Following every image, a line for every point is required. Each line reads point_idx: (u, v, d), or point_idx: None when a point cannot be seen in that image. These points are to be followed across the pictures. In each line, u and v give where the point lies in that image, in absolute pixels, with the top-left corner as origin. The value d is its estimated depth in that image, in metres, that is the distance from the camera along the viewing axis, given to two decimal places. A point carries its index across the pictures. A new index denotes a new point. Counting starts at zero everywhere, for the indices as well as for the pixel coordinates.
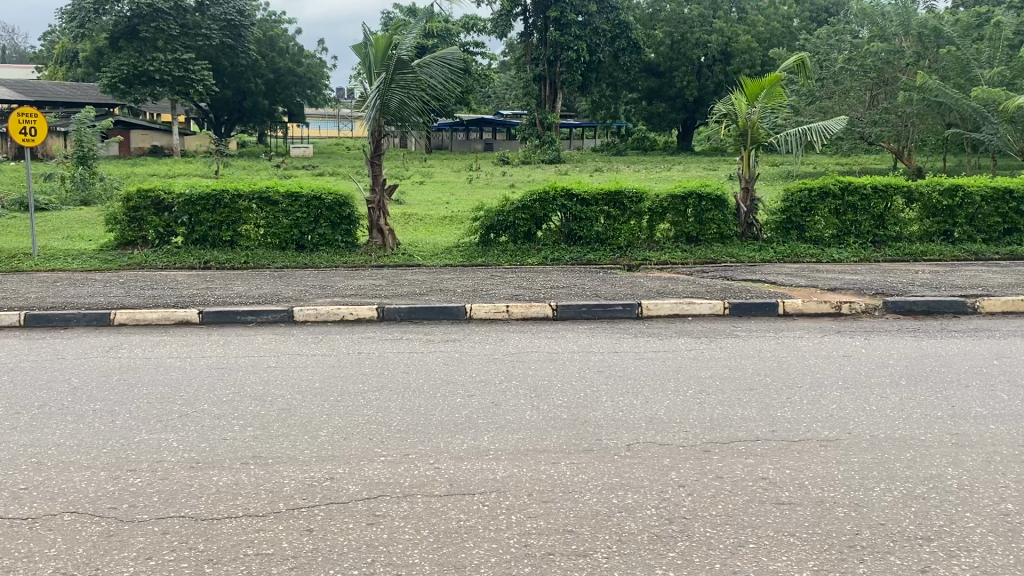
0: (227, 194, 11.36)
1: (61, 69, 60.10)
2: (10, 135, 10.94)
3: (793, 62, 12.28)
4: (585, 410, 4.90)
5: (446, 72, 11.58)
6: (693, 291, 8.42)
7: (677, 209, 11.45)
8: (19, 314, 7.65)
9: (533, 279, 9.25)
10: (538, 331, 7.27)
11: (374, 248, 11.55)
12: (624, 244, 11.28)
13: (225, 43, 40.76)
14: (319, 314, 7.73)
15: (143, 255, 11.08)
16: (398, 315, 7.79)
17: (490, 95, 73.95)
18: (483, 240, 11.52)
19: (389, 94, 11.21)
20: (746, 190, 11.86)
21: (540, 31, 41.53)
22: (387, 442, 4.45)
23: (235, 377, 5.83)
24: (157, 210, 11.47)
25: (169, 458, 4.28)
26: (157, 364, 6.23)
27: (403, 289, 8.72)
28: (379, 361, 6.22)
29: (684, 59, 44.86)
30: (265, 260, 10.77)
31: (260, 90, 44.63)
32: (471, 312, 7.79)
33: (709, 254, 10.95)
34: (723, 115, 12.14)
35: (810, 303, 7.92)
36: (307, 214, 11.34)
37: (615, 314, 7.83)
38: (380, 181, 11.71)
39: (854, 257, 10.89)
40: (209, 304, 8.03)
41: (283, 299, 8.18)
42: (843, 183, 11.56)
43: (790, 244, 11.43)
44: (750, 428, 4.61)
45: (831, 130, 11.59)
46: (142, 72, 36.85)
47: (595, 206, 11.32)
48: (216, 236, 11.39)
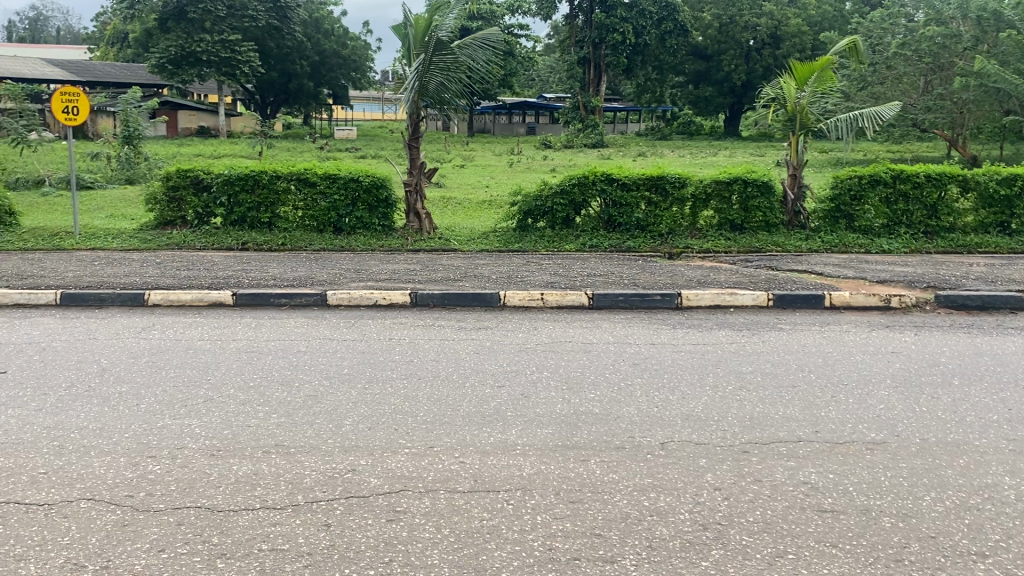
0: (265, 174, 11.30)
1: (112, 50, 60.99)
2: (53, 114, 11.01)
3: (847, 43, 11.80)
4: (619, 405, 4.71)
5: (488, 54, 11.35)
6: (735, 281, 8.16)
7: (721, 195, 11.15)
8: (55, 293, 7.67)
9: (571, 267, 9.06)
10: (573, 320, 7.09)
11: (411, 232, 11.43)
12: (665, 231, 11.02)
13: (271, 24, 41.01)
14: (351, 299, 7.64)
15: (182, 235, 11.10)
16: (431, 301, 7.67)
17: (534, 79, 73.45)
18: (521, 225, 11.37)
19: (428, 76, 11.05)
20: (794, 177, 11.50)
21: (586, 12, 41.04)
22: (412, 432, 4.32)
23: (263, 361, 5.74)
24: (196, 190, 11.48)
25: (191, 445, 4.19)
26: (189, 347, 6.17)
27: (438, 274, 8.59)
28: (410, 348, 6.10)
29: (732, 42, 44.02)
30: (302, 242, 10.73)
31: (305, 71, 44.79)
32: (505, 299, 7.64)
33: (753, 243, 10.64)
34: (771, 99, 11.76)
35: (857, 296, 7.62)
36: (344, 197, 11.26)
37: (653, 304, 7.62)
38: (418, 164, 11.56)
39: (904, 249, 10.50)
40: (243, 285, 7.98)
41: (317, 283, 8.09)
42: (895, 170, 11.14)
43: (839, 233, 11.07)
44: (791, 428, 4.40)
45: (885, 115, 11.16)
46: (189, 53, 37.19)
47: (636, 191, 11.06)
48: (254, 217, 11.38)
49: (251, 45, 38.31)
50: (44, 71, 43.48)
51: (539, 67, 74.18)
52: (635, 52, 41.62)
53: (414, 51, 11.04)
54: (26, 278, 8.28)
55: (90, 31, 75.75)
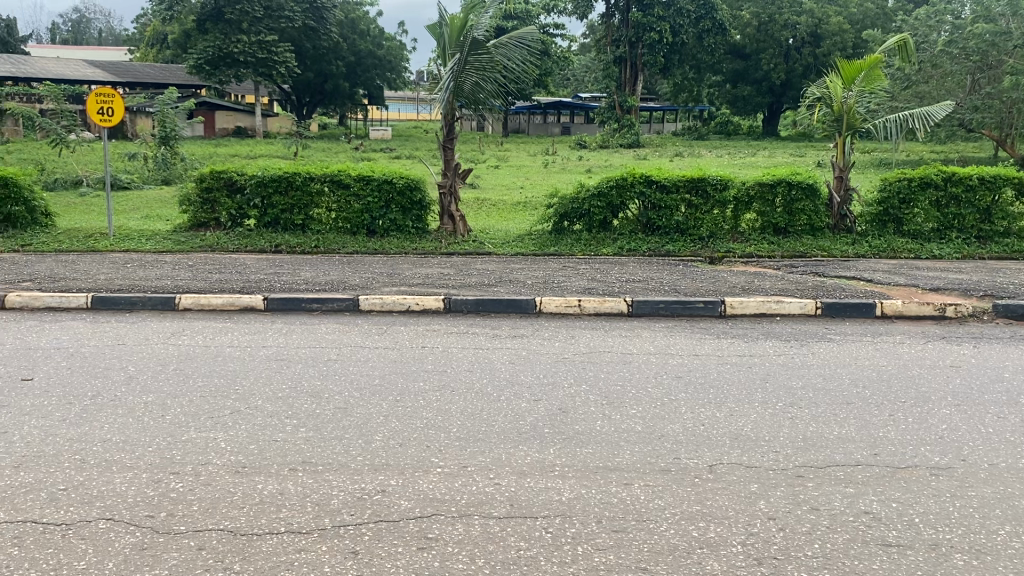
0: (299, 176, 11.20)
1: (152, 51, 61.85)
2: (88, 115, 11.00)
3: (897, 41, 11.39)
4: (662, 422, 4.48)
5: (524, 54, 11.16)
6: (781, 289, 7.86)
7: (764, 198, 10.84)
8: (86, 296, 7.59)
9: (609, 272, 8.81)
10: (612, 328, 6.85)
11: (446, 234, 11.26)
12: (706, 234, 10.74)
13: (307, 24, 41.24)
14: (384, 304, 7.46)
15: (215, 237, 11.03)
16: (465, 307, 7.47)
17: (569, 79, 73.13)
18: (557, 228, 11.15)
19: (463, 76, 10.87)
20: (840, 179, 11.15)
21: (622, 11, 40.66)
22: (446, 450, 4.12)
23: (294, 370, 5.57)
24: (230, 192, 11.39)
25: (215, 460, 4.03)
26: (219, 354, 6.03)
27: (472, 279, 8.39)
28: (445, 357, 5.90)
29: (771, 41, 43.42)
30: (335, 244, 10.61)
31: (341, 71, 44.94)
32: (541, 306, 7.42)
33: (797, 247, 10.32)
34: (817, 99, 11.39)
35: (910, 305, 7.28)
36: (377, 199, 11.12)
37: (695, 312, 7.36)
38: (453, 165, 11.38)
39: (956, 254, 10.12)
40: (274, 290, 7.84)
41: (350, 287, 7.93)
42: (946, 173, 10.74)
43: (887, 237, 10.70)
44: (848, 451, 4.12)
45: (937, 115, 10.75)
46: (227, 54, 37.49)
47: (676, 194, 10.78)
48: (288, 219, 11.27)
49: (288, 46, 38.51)
50: (86, 72, 44.15)
51: (575, 66, 73.72)
52: (672, 51, 41.23)
53: (449, 51, 10.86)
54: (58, 281, 8.23)
55: (133, 33, 76.90)
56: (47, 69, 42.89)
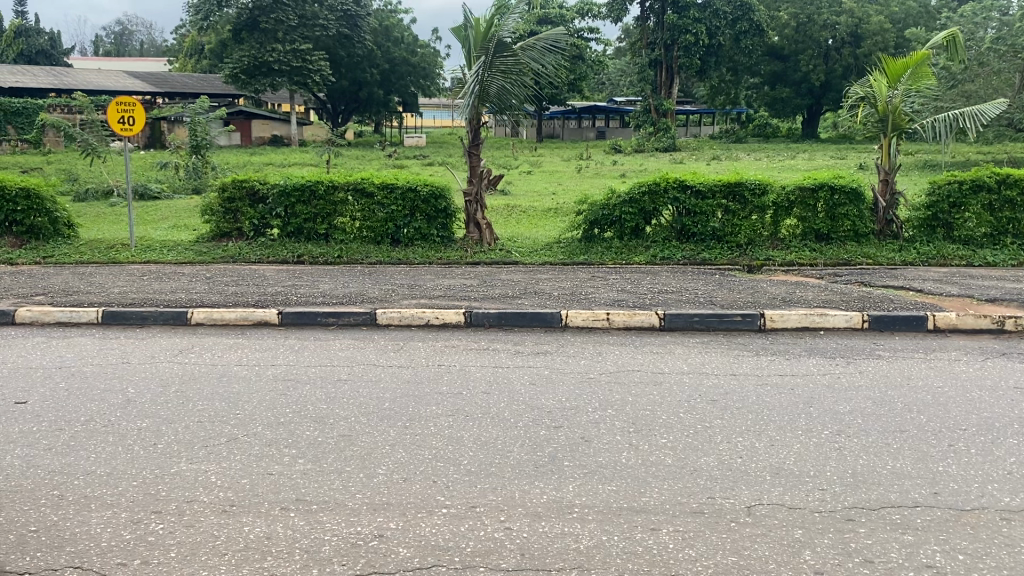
0: (322, 185, 10.90)
1: (191, 61, 62.71)
2: (109, 125, 10.85)
3: (946, 37, 10.78)
4: (695, 454, 4.07)
5: (551, 55, 10.75)
6: (824, 300, 7.37)
7: (805, 203, 10.35)
8: (97, 311, 7.36)
9: (639, 282, 8.39)
10: (642, 344, 6.43)
11: (471, 243, 10.91)
12: (743, 241, 10.27)
13: (341, 32, 41.27)
14: (402, 318, 7.11)
15: (238, 247, 10.79)
16: (487, 321, 7.10)
17: (604, 83, 72.81)
18: (586, 236, 10.74)
19: (489, 80, 10.51)
20: (885, 182, 10.60)
21: (658, 14, 40.19)
22: (453, 487, 3.73)
23: (300, 392, 5.22)
24: (252, 201, 11.14)
25: (202, 498, 3.69)
26: (224, 374, 5.70)
27: (496, 290, 8.03)
28: (462, 376, 5.52)
29: (811, 42, 42.67)
30: (358, 255, 10.32)
31: (375, 79, 44.97)
32: (567, 319, 7.02)
33: (841, 255, 9.82)
34: (860, 98, 10.82)
35: (965, 318, 6.76)
36: (402, 207, 10.80)
37: (732, 326, 6.91)
38: (479, 172, 11.03)
39: (1011, 262, 9.59)
40: (290, 303, 7.54)
41: (367, 300, 7.59)
42: (1000, 175, 10.16)
43: (936, 244, 10.13)
44: (904, 489, 3.66)
45: (990, 114, 10.15)
46: (262, 63, 37.72)
47: (712, 200, 10.32)
48: (311, 228, 10.98)
49: (322, 54, 38.62)
50: (126, 83, 44.74)
51: (609, 70, 73.29)
52: (709, 54, 40.67)
53: (474, 55, 10.50)
54: (71, 295, 8.02)
55: (173, 44, 78.10)
56: (88, 80, 43.54)
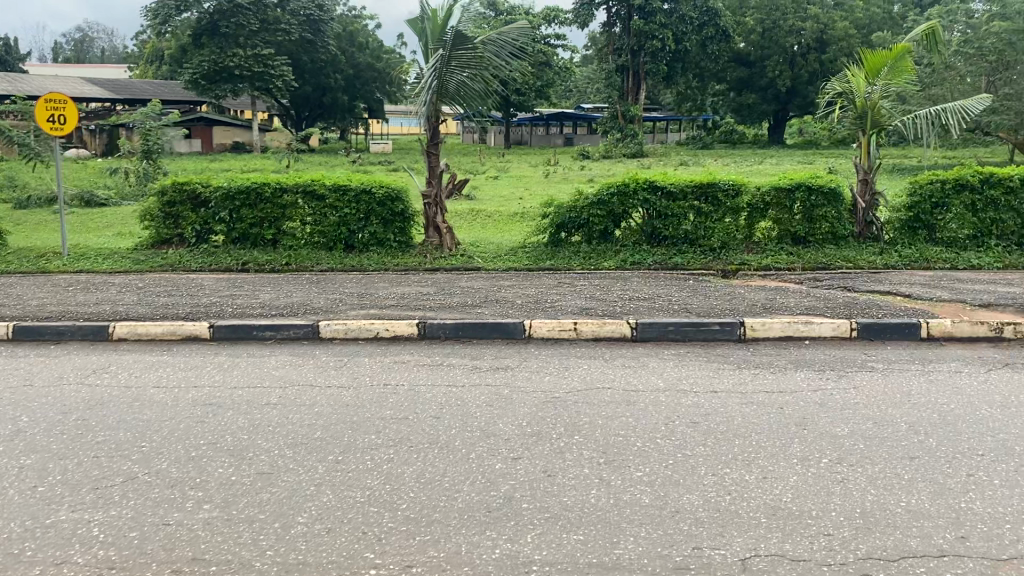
0: (269, 187, 10.19)
1: (151, 67, 61.47)
2: (37, 123, 10.04)
3: (925, 30, 10.28)
4: (675, 492, 3.45)
5: (513, 49, 10.13)
6: (807, 307, 6.82)
7: (780, 203, 9.83)
8: (7, 326, 6.61)
9: (608, 289, 7.79)
10: (612, 356, 5.84)
11: (431, 248, 10.25)
12: (717, 244, 9.73)
13: (304, 37, 40.47)
14: (349, 330, 6.44)
15: (178, 255, 10.05)
16: (443, 333, 6.45)
17: (571, 90, 72.57)
18: (553, 240, 10.16)
19: (447, 75, 9.85)
20: (864, 183, 10.10)
21: (624, 20, 39.86)
22: (386, 540, 3.08)
23: (220, 420, 4.52)
24: (194, 205, 10.39)
25: (76, 558, 2.99)
26: (137, 398, 4.98)
27: (455, 298, 7.38)
28: (408, 398, 4.85)
29: (777, 48, 42.61)
30: (308, 262, 9.64)
31: (340, 84, 44.17)
32: (530, 330, 6.39)
33: (819, 258, 9.32)
34: (838, 95, 10.39)
35: (960, 325, 6.24)
36: (356, 210, 10.11)
37: (710, 336, 6.32)
38: (438, 174, 10.39)
39: (996, 264, 9.14)
40: (224, 315, 6.84)
41: (311, 310, 6.91)
42: (982, 173, 9.69)
43: (919, 247, 9.65)
44: (925, 533, 3.07)
45: (973, 110, 9.66)
46: (223, 68, 36.85)
47: (683, 201, 9.79)
48: (257, 234, 10.26)
49: (284, 59, 37.73)
50: (82, 90, 43.52)
51: (576, 76, 73.00)
52: (676, 59, 40.45)
53: (431, 48, 9.85)
54: None
55: (135, 51, 76.57)
56: (42, 87, 42.28)
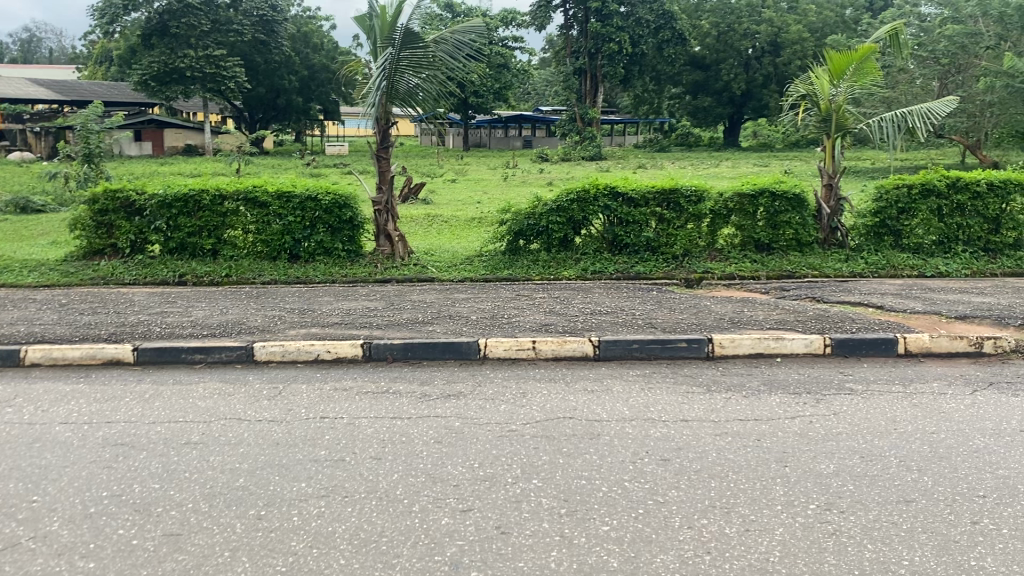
0: (207, 194, 9.59)
1: (100, 68, 59.88)
2: None
3: (889, 31, 9.99)
4: (647, 553, 3.00)
5: (466, 48, 9.65)
6: (778, 320, 6.43)
7: (744, 210, 9.49)
8: None
9: (568, 301, 7.35)
10: (572, 379, 5.40)
11: (382, 258, 9.74)
12: (680, 252, 9.34)
13: (257, 38, 39.58)
14: (286, 353, 5.91)
15: (110, 267, 9.40)
16: (389, 354, 5.94)
17: (529, 91, 72.30)
18: (510, 248, 9.71)
19: (397, 76, 9.34)
20: (829, 187, 9.81)
21: (581, 22, 39.61)
22: None
23: (131, 464, 3.98)
24: (128, 214, 9.73)
25: None
26: (38, 437, 4.41)
27: (404, 314, 6.88)
28: (346, 435, 4.35)
29: (732, 51, 42.73)
30: (249, 273, 9.07)
31: (294, 86, 43.28)
32: (484, 350, 5.92)
33: (785, 266, 8.98)
34: (801, 97, 10.06)
35: (939, 340, 5.90)
36: (300, 218, 9.55)
37: (675, 354, 5.90)
38: (388, 179, 9.87)
39: (965, 271, 8.88)
40: (151, 336, 6.26)
41: (246, 330, 6.36)
42: (950, 178, 9.43)
43: (885, 253, 9.36)
44: None
45: (940, 112, 9.40)
46: (172, 69, 35.80)
47: (645, 207, 9.39)
48: (195, 243, 9.65)
49: (236, 60, 36.79)
50: (25, 91, 42.07)
51: (535, 79, 72.77)
52: (633, 62, 40.29)
53: (380, 46, 9.32)
54: None
55: (84, 52, 74.48)
56: None
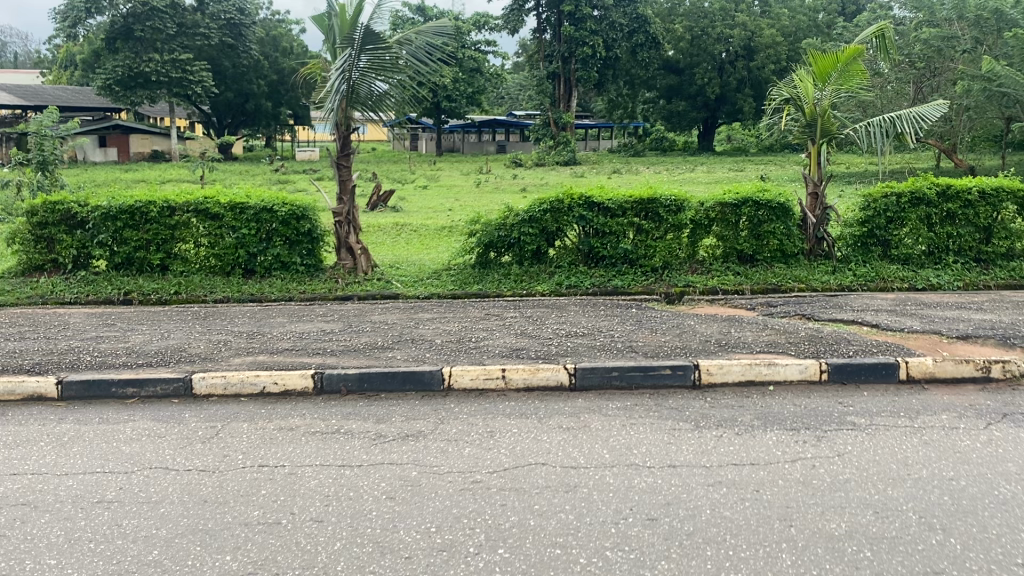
0: (156, 206, 8.96)
1: (65, 74, 58.59)
2: None
3: (875, 31, 9.57)
4: None
5: (431, 50, 9.10)
6: (769, 342, 5.95)
7: (726, 219, 9.03)
8: None
9: (543, 322, 6.83)
10: (547, 414, 4.85)
11: (343, 272, 9.16)
12: (660, 265, 8.85)
13: (224, 42, 38.77)
14: (228, 386, 5.33)
15: (50, 284, 8.73)
16: (344, 386, 5.37)
17: (503, 96, 72.04)
18: (481, 261, 9.19)
19: (358, 79, 8.77)
20: (814, 196, 9.38)
21: (554, 26, 39.27)
22: None
23: (26, 534, 3.38)
24: (70, 227, 9.06)
25: None
26: None
27: (364, 338, 6.33)
28: (287, 491, 3.79)
29: (705, 55, 42.56)
30: (201, 290, 8.46)
31: (263, 90, 42.46)
32: (449, 380, 5.37)
33: (769, 278, 8.54)
34: (785, 100, 9.63)
35: (944, 364, 5.45)
36: (255, 230, 8.95)
37: (659, 382, 5.38)
38: (349, 189, 9.29)
39: (957, 284, 8.48)
40: (80, 367, 5.64)
41: (186, 359, 5.76)
42: (940, 186, 9.02)
43: (874, 264, 8.93)
44: None
45: (930, 117, 8.99)
46: (137, 74, 34.90)
47: (623, 217, 8.90)
48: (143, 258, 9.00)
49: (204, 65, 35.95)
50: None
51: (508, 84, 72.49)
52: (607, 66, 39.96)
53: (339, 47, 8.75)
54: None
55: (50, 56, 72.93)
56: None
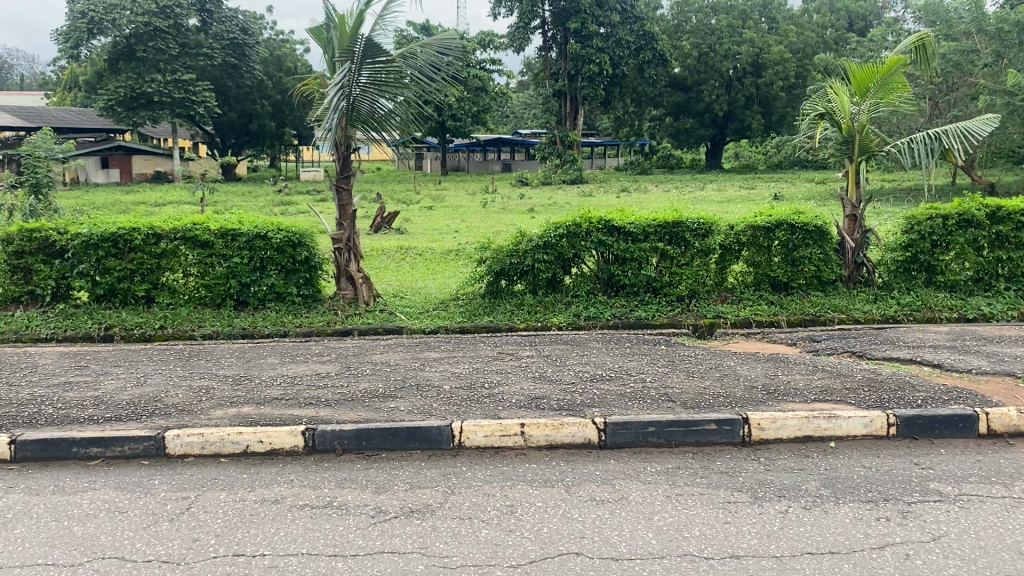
0: (139, 233, 8.28)
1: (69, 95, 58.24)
2: None
3: (916, 40, 8.87)
4: None
5: (436, 64, 8.43)
6: (824, 388, 5.23)
7: (757, 244, 8.33)
8: None
9: (563, 362, 6.12)
10: (577, 480, 4.14)
11: (343, 303, 8.47)
12: (686, 293, 8.16)
13: (228, 61, 38.31)
14: (207, 445, 4.63)
15: (25, 318, 8.05)
16: (340, 444, 4.67)
17: (508, 114, 71.65)
18: (492, 289, 8.50)
19: (359, 96, 8.10)
20: (852, 219, 8.69)
21: (560, 44, 38.74)
22: None
23: None
24: (47, 256, 8.38)
25: None
26: None
27: (363, 383, 5.62)
28: None
29: (713, 72, 41.99)
30: (188, 324, 7.78)
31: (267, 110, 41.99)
32: (461, 437, 4.66)
33: (806, 309, 7.83)
34: (819, 115, 8.95)
35: None
36: (247, 258, 8.29)
37: (703, 438, 4.67)
38: (349, 213, 8.61)
39: (1011, 314, 7.76)
40: (39, 422, 4.94)
41: (161, 412, 5.05)
42: (990, 207, 8.31)
43: (919, 292, 8.22)
44: None
45: (978, 132, 8.29)
46: (139, 94, 34.43)
47: (645, 242, 8.18)
48: (128, 290, 8.33)
49: (207, 84, 35.48)
50: None
51: (513, 102, 72.08)
52: (613, 84, 39.42)
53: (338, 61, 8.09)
54: None
55: (54, 78, 72.49)
56: None
